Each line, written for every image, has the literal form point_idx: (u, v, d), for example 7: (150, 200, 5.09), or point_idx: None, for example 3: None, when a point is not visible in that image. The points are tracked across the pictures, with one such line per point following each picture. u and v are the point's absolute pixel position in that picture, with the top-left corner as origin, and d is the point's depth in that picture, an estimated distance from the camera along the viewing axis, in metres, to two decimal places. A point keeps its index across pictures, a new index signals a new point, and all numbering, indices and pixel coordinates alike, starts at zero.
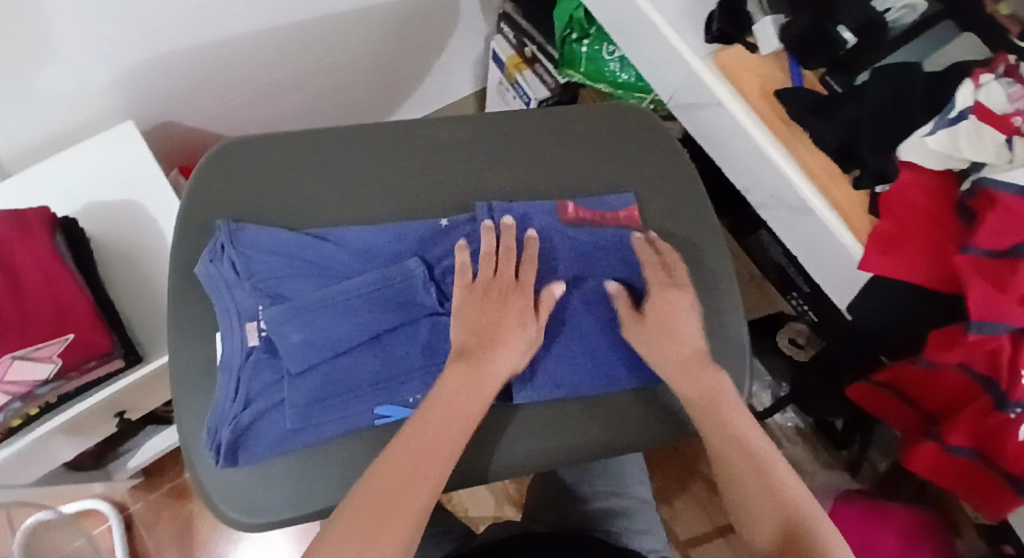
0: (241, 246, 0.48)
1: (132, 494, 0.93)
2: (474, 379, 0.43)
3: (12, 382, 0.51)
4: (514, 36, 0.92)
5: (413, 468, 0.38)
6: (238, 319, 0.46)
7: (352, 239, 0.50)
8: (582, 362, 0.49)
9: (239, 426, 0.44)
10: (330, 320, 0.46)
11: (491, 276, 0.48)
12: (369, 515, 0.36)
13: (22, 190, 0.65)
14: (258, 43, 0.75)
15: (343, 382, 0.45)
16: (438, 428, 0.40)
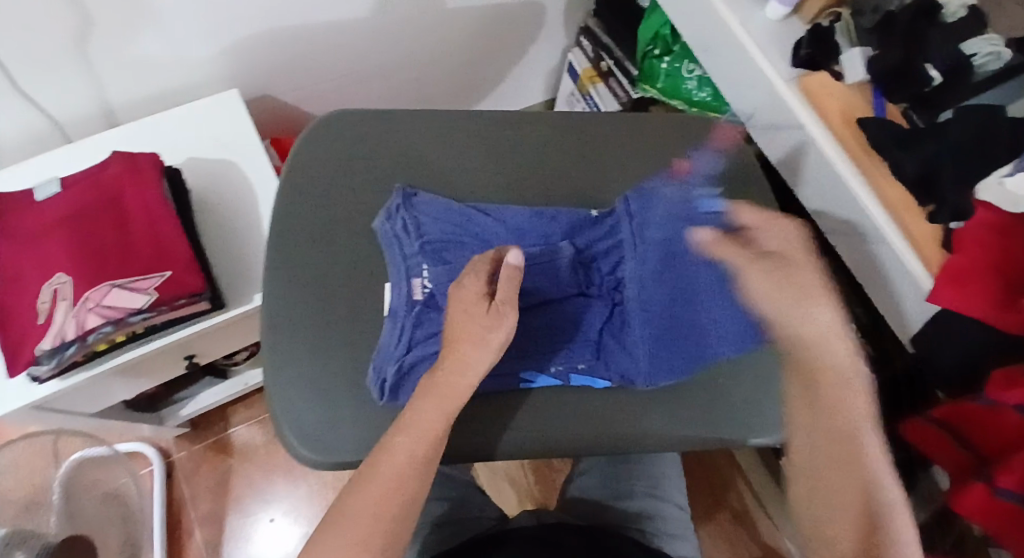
0: (416, 210, 0.56)
1: (177, 443, 0.98)
2: (449, 393, 0.44)
3: (110, 307, 0.56)
4: (593, 49, 0.94)
5: (398, 474, 0.41)
6: (407, 273, 0.54)
7: (510, 217, 0.57)
8: (662, 354, 0.53)
9: (402, 367, 0.49)
10: None
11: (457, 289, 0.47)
12: (361, 523, 0.39)
13: (135, 137, 0.72)
14: (357, 32, 0.80)
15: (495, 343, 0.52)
16: (422, 428, 0.42)
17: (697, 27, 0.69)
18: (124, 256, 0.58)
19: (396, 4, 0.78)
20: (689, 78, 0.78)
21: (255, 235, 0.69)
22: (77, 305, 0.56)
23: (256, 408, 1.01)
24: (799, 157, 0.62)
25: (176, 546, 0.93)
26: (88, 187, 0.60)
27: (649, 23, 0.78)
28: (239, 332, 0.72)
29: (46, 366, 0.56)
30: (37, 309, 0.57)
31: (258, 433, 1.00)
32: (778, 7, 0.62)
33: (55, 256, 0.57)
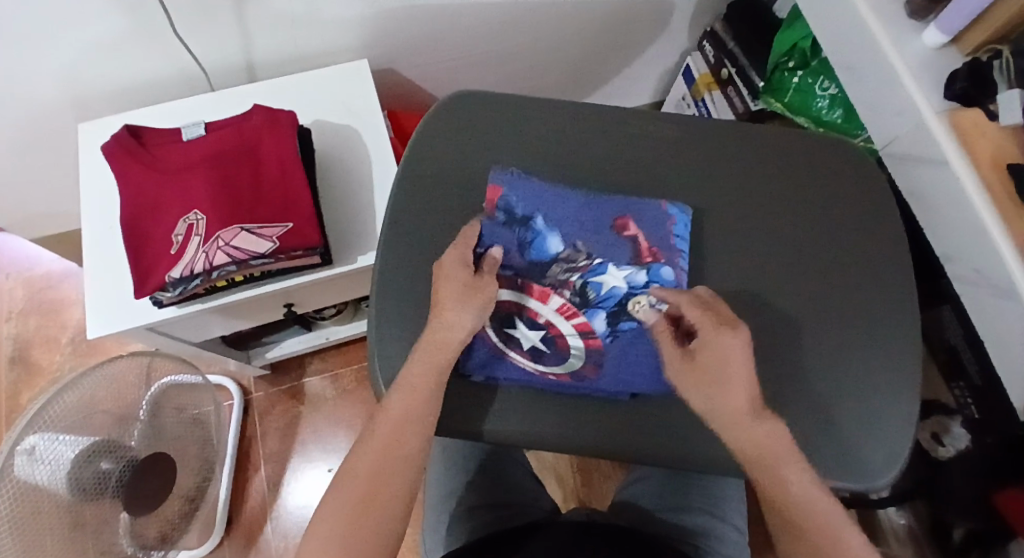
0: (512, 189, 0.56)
1: (256, 382, 1.04)
2: (436, 355, 0.48)
3: (236, 248, 0.60)
4: (714, 55, 0.91)
5: (392, 441, 0.45)
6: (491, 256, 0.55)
7: (586, 208, 0.56)
8: (636, 364, 0.52)
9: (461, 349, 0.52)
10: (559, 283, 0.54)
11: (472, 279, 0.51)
12: (360, 483, 0.43)
13: (271, 93, 0.76)
14: (490, 17, 0.82)
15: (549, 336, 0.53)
16: (410, 384, 0.47)
17: (842, 47, 0.66)
18: (254, 203, 0.63)
19: None
20: (821, 97, 0.75)
21: (367, 199, 0.72)
22: (208, 242, 0.60)
23: (331, 363, 1.05)
24: (936, 196, 0.59)
25: (242, 479, 0.99)
26: (232, 134, 0.65)
27: (787, 35, 0.76)
28: (338, 287, 0.76)
29: (171, 293, 0.61)
30: (170, 240, 0.61)
31: (329, 386, 1.04)
32: (938, 33, 0.58)
33: (194, 194, 0.62)
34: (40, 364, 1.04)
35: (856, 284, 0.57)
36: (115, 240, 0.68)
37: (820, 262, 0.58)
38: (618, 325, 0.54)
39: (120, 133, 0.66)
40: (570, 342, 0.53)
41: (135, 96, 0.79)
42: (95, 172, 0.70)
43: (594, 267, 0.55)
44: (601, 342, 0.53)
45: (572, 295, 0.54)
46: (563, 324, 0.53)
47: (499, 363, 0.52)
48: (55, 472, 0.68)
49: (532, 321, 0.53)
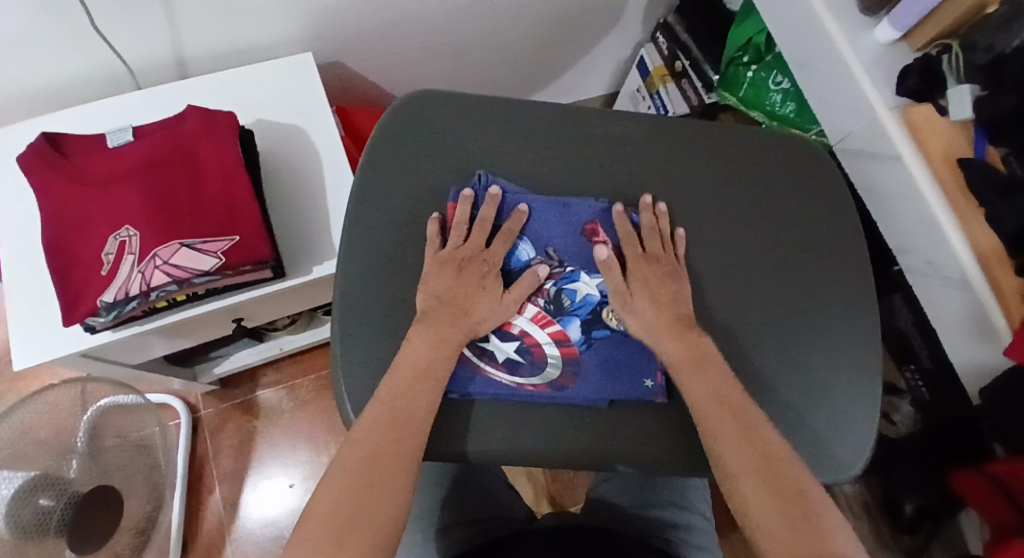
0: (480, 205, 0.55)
1: (204, 399, 0.98)
2: (437, 334, 0.49)
3: (177, 266, 0.56)
4: (667, 48, 0.90)
5: (394, 425, 0.45)
6: None
7: (554, 216, 0.55)
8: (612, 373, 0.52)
9: None
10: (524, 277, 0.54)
11: (457, 246, 0.53)
12: (367, 454, 0.44)
13: (206, 92, 0.71)
14: (439, 7, 0.78)
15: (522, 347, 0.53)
16: (407, 367, 0.48)
17: (797, 42, 0.67)
18: (195, 216, 0.58)
19: None
20: (774, 90, 0.75)
21: (318, 207, 0.68)
22: (144, 260, 0.55)
23: (287, 373, 1.01)
24: (890, 189, 0.61)
25: (196, 502, 0.94)
26: (164, 140, 0.60)
27: (741, 30, 0.76)
28: (289, 299, 0.72)
29: (104, 318, 0.56)
30: (101, 260, 0.56)
31: (286, 398, 1.00)
32: (889, 30, 0.59)
33: (124, 207, 0.57)
34: None
35: (820, 280, 0.58)
36: (36, 260, 0.61)
37: (785, 259, 0.58)
38: (592, 334, 0.54)
39: (35, 142, 0.59)
40: (546, 351, 0.52)
41: (51, 100, 0.71)
42: (9, 186, 0.64)
43: (566, 273, 0.55)
44: (577, 351, 0.53)
45: (546, 303, 0.54)
46: (539, 334, 0.53)
47: (473, 379, 0.50)
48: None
49: (505, 333, 0.53)
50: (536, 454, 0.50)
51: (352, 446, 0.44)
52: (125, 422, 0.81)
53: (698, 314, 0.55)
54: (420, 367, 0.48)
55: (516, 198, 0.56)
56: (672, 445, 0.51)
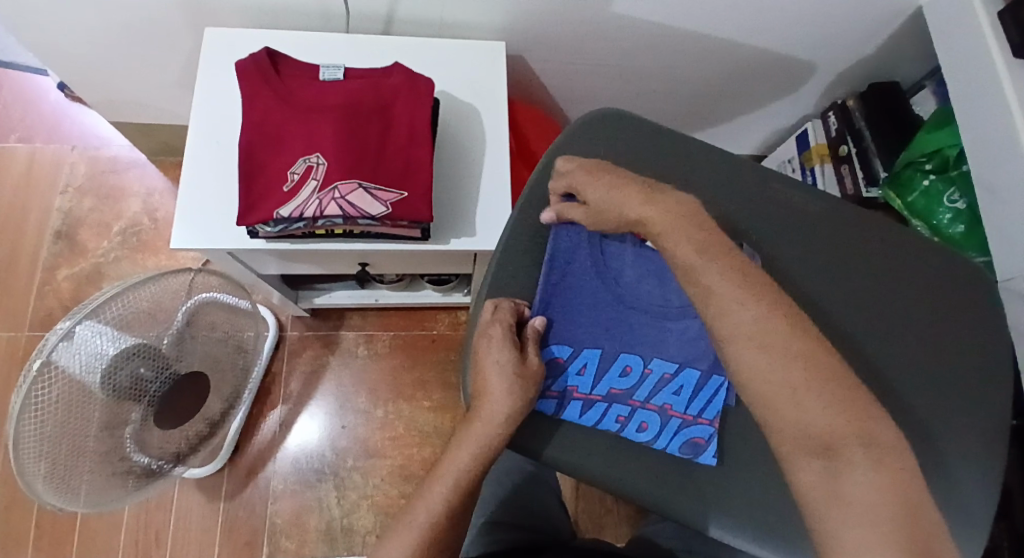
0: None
1: (293, 321, 1.05)
2: (499, 411, 0.48)
3: (350, 203, 0.59)
4: (837, 129, 0.89)
5: (459, 482, 0.48)
6: (549, 340, 0.52)
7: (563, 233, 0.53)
8: (685, 427, 0.50)
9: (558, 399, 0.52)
10: (601, 338, 0.52)
11: (648, 387, 0.51)
12: (424, 525, 0.47)
13: (403, 51, 0.75)
14: (634, 33, 0.81)
15: (607, 404, 0.51)
16: (476, 433, 0.48)
17: (989, 169, 0.65)
18: (377, 163, 0.62)
19: (684, 21, 0.78)
20: (947, 207, 0.73)
21: (473, 186, 0.71)
22: (324, 189, 0.59)
23: (370, 323, 1.06)
24: None
25: (257, 412, 1.00)
26: (370, 87, 0.65)
27: (931, 138, 0.75)
28: (416, 261, 0.75)
29: (271, 229, 0.60)
30: (286, 177, 0.60)
31: (362, 345, 1.05)
32: None
33: (321, 137, 0.61)
34: (85, 244, 1.03)
35: (978, 413, 0.54)
36: (219, 155, 0.66)
37: (943, 379, 0.54)
38: (654, 397, 0.51)
39: (257, 55, 0.65)
40: (653, 402, 0.51)
41: (266, 19, 0.77)
42: (214, 82, 0.69)
43: (655, 362, 0.51)
44: (643, 415, 0.51)
45: (637, 391, 0.51)
46: (661, 397, 0.51)
47: (577, 408, 0.52)
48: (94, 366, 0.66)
49: (624, 374, 0.52)
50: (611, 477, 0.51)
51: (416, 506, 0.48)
52: (225, 318, 0.85)
53: None
54: (484, 443, 0.48)
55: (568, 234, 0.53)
56: (748, 510, 0.49)
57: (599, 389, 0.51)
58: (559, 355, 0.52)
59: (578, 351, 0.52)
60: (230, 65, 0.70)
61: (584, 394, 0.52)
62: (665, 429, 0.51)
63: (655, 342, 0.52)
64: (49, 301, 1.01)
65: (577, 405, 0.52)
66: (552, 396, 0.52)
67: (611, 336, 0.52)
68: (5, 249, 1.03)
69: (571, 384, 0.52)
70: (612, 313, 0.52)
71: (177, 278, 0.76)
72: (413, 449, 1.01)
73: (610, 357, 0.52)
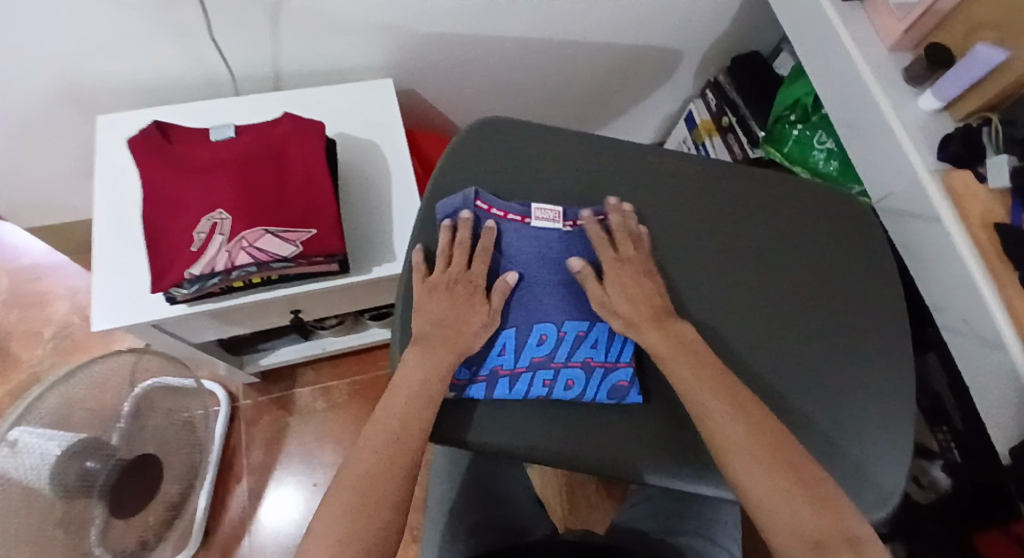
0: (479, 215, 0.57)
1: (244, 390, 1.04)
2: (431, 357, 0.50)
3: (259, 250, 0.61)
4: (716, 103, 0.95)
5: (401, 429, 0.47)
6: None
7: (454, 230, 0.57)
8: (609, 375, 0.53)
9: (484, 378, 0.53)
10: (512, 314, 0.55)
11: (567, 349, 0.54)
12: (365, 476, 0.44)
13: (294, 104, 0.78)
14: (511, 48, 0.86)
15: (533, 372, 0.53)
16: (413, 380, 0.49)
17: (843, 105, 0.71)
18: (280, 206, 0.64)
19: (553, 29, 0.84)
20: (818, 149, 0.79)
21: (385, 214, 0.74)
22: (232, 241, 0.61)
23: (322, 375, 1.06)
24: (929, 251, 0.64)
25: (222, 489, 0.97)
26: (262, 139, 0.67)
27: (789, 92, 0.82)
28: (345, 298, 0.76)
29: (187, 290, 0.61)
30: (193, 238, 0.61)
31: (319, 398, 1.04)
32: (932, 99, 0.63)
33: (221, 193, 0.63)
34: (16, 357, 1.01)
35: (856, 330, 0.60)
36: (126, 233, 0.67)
37: (822, 304, 0.61)
38: (576, 355, 0.54)
39: (148, 130, 0.67)
40: (577, 360, 0.54)
41: (156, 99, 0.79)
42: (111, 165, 0.70)
43: (569, 325, 0.55)
44: (570, 376, 0.53)
45: (558, 353, 0.54)
46: (582, 353, 0.54)
47: (505, 383, 0.53)
48: (37, 467, 0.65)
49: (542, 340, 0.54)
50: (535, 443, 0.52)
51: (354, 462, 0.45)
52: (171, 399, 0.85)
53: (731, 347, 0.58)
54: (417, 387, 0.49)
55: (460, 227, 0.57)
56: (677, 452, 0.53)
57: (521, 361, 0.53)
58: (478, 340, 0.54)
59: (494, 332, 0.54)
60: (124, 147, 0.72)
61: (510, 370, 0.53)
62: (591, 382, 0.53)
63: (562, 306, 0.55)
64: None
65: (505, 380, 0.53)
66: (481, 380, 0.53)
67: (520, 311, 0.55)
68: None
69: (495, 364, 0.53)
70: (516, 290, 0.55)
71: (109, 364, 0.76)
72: None
73: (527, 330, 0.54)
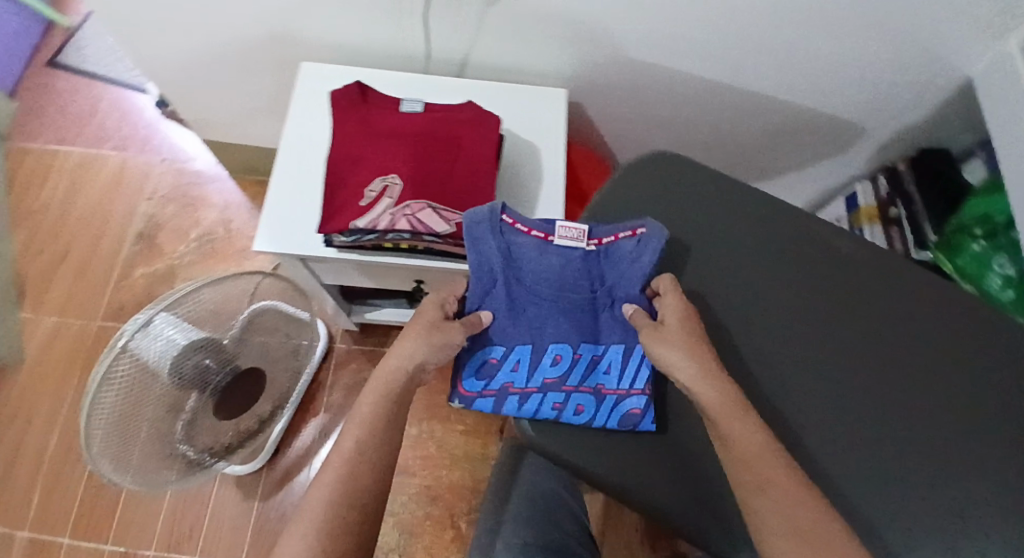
0: (502, 229, 0.60)
1: (342, 335, 1.10)
2: (389, 377, 0.54)
3: (418, 220, 0.64)
4: (889, 191, 0.92)
5: (364, 451, 0.51)
6: (483, 339, 0.59)
7: (475, 239, 0.60)
8: (621, 399, 0.57)
9: (498, 390, 0.58)
10: (527, 332, 0.59)
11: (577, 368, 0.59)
12: (326, 505, 0.48)
13: (473, 91, 0.82)
14: (688, 85, 0.86)
15: (545, 391, 0.57)
16: (371, 404, 0.53)
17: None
18: (445, 185, 0.67)
19: (735, 76, 0.83)
20: (997, 272, 0.75)
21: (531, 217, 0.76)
22: (398, 206, 0.64)
23: None
24: None
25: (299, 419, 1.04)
26: (445, 120, 0.71)
27: (981, 204, 0.77)
28: None
29: (346, 239, 0.65)
30: (364, 193, 0.66)
31: None
32: None
33: (398, 160, 0.67)
34: (163, 247, 1.12)
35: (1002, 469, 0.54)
36: (301, 170, 0.72)
37: (967, 438, 0.55)
38: (584, 378, 0.59)
39: (350, 87, 0.73)
40: (582, 383, 0.58)
41: (353, 57, 0.85)
42: (305, 106, 0.76)
43: (580, 348, 0.59)
44: (573, 394, 0.57)
45: (568, 377, 0.58)
46: (591, 379, 0.59)
47: (517, 401, 0.57)
48: (164, 353, 0.71)
49: (553, 361, 0.59)
50: (574, 456, 0.56)
51: (314, 491, 0.49)
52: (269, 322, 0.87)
53: (848, 447, 0.55)
54: (372, 414, 0.52)
55: (478, 236, 0.60)
56: None
57: (533, 378, 0.58)
58: (492, 357, 0.59)
59: (513, 348, 0.59)
60: (319, 94, 0.78)
61: (520, 389, 0.58)
62: (600, 407, 0.57)
63: (576, 330, 0.60)
64: (122, 295, 1.09)
65: (519, 397, 0.57)
66: (489, 394, 0.58)
67: (537, 333, 0.59)
68: (88, 247, 1.12)
69: (508, 381, 0.58)
70: (534, 310, 0.59)
71: (248, 279, 0.82)
72: (442, 471, 1.04)
73: (542, 350, 0.59)
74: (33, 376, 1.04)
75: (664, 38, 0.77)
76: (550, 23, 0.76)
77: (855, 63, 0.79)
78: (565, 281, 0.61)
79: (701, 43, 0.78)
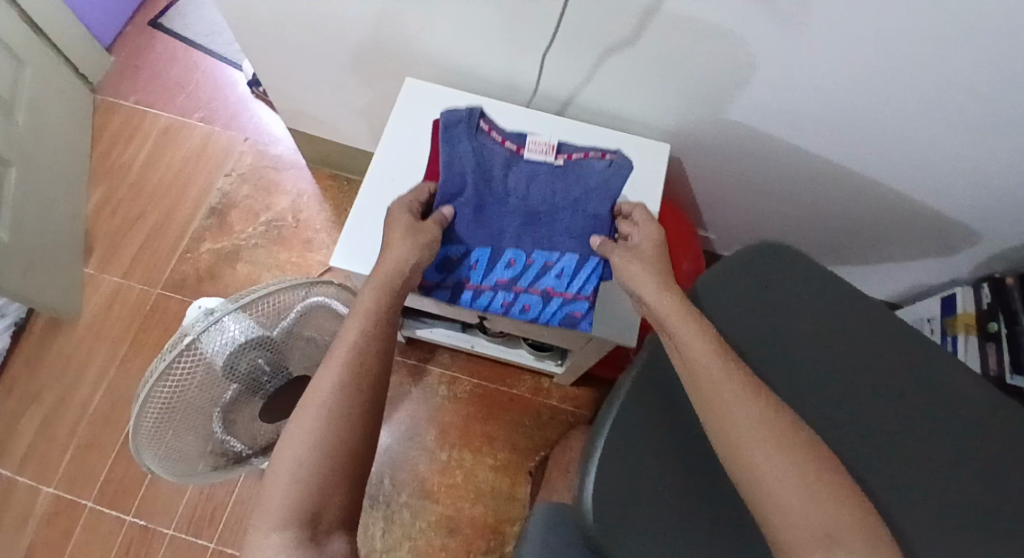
0: (476, 131, 0.70)
1: None
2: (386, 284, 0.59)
3: None
4: (993, 303, 0.85)
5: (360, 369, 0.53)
6: (456, 245, 0.68)
7: (458, 148, 0.68)
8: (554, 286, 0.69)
9: (460, 287, 0.69)
10: (482, 230, 0.69)
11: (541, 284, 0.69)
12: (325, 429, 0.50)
13: (573, 132, 0.79)
14: (796, 159, 0.81)
15: (484, 276, 0.69)
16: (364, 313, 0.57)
17: None
18: None
19: (850, 158, 0.78)
20: None
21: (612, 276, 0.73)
22: None
23: (456, 365, 1.10)
24: None
25: None
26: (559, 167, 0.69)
27: None
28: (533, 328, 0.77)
29: None
30: None
31: (444, 387, 1.08)
32: None
33: None
34: (232, 225, 1.13)
35: None
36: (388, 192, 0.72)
37: None
38: (532, 281, 0.69)
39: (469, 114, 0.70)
40: (536, 290, 0.69)
41: (456, 77, 0.84)
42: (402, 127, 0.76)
43: (535, 258, 0.69)
44: (498, 276, 0.69)
45: (513, 276, 0.69)
46: (540, 284, 0.69)
47: (473, 295, 0.69)
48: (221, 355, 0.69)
49: (508, 266, 0.69)
50: None
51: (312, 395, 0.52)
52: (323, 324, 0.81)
53: None
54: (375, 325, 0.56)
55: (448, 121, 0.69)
56: None
57: (488, 278, 0.69)
58: (458, 256, 0.69)
59: (473, 248, 0.69)
60: (418, 114, 0.77)
61: (475, 285, 0.69)
62: (544, 307, 0.69)
63: (538, 249, 0.69)
64: (186, 266, 1.10)
65: (472, 291, 0.69)
66: (450, 286, 0.69)
67: (498, 240, 0.69)
68: (163, 212, 1.14)
69: (466, 277, 0.69)
70: (494, 214, 0.69)
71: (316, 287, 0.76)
72: (465, 503, 1.01)
73: (499, 253, 0.69)
74: (91, 329, 1.06)
75: (783, 110, 0.73)
76: (665, 75, 0.73)
77: (984, 167, 0.73)
78: (539, 205, 0.70)
79: (822, 121, 0.73)
